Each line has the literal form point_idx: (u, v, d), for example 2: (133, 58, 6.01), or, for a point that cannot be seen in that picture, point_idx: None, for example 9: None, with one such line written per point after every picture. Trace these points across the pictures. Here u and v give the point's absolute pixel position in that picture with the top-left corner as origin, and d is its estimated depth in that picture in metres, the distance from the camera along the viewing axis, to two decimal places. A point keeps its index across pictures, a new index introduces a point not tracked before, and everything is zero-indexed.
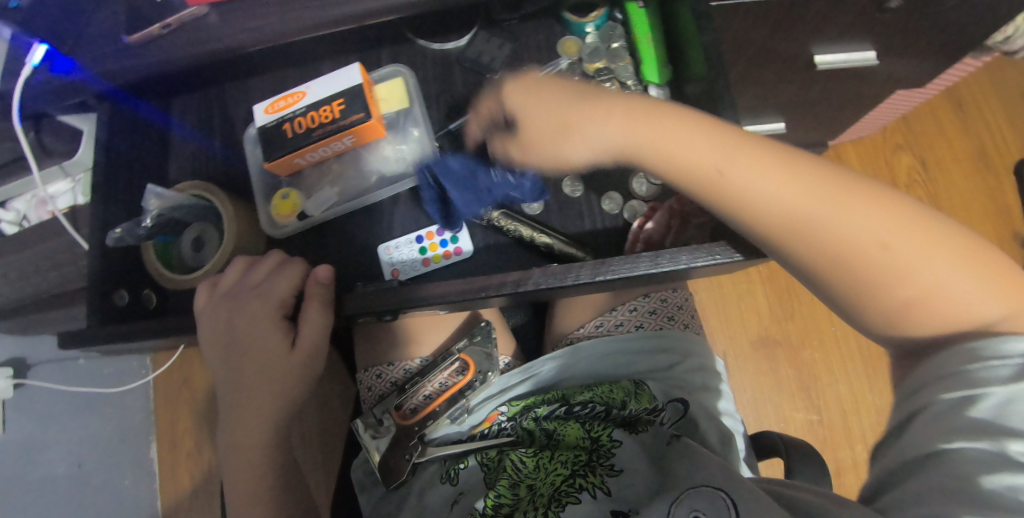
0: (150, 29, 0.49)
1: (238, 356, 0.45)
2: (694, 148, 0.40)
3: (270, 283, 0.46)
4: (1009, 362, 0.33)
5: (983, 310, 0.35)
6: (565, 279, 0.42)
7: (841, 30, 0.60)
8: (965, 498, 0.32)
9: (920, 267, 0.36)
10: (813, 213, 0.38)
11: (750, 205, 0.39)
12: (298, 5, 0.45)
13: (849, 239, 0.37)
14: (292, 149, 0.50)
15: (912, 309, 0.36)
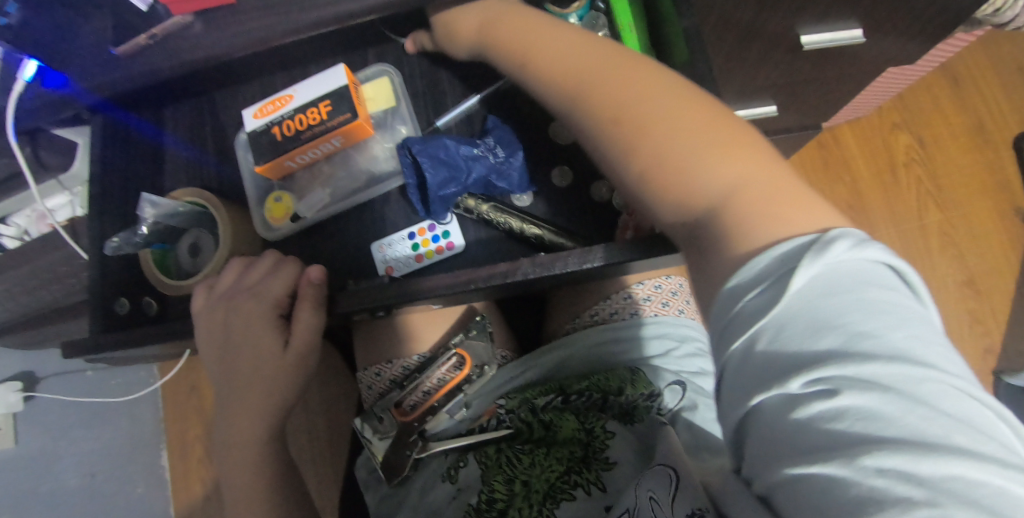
0: (137, 39, 0.50)
1: (233, 357, 0.45)
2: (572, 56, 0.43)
3: (265, 284, 0.46)
4: (759, 285, 0.31)
5: (721, 192, 0.35)
6: (553, 268, 0.42)
7: (827, 10, 0.60)
8: (796, 451, 0.28)
9: (673, 144, 0.37)
10: (608, 92, 0.41)
11: (559, 84, 0.44)
12: (280, 9, 0.46)
13: (625, 111, 0.40)
14: (282, 152, 0.50)
15: (662, 187, 0.38)
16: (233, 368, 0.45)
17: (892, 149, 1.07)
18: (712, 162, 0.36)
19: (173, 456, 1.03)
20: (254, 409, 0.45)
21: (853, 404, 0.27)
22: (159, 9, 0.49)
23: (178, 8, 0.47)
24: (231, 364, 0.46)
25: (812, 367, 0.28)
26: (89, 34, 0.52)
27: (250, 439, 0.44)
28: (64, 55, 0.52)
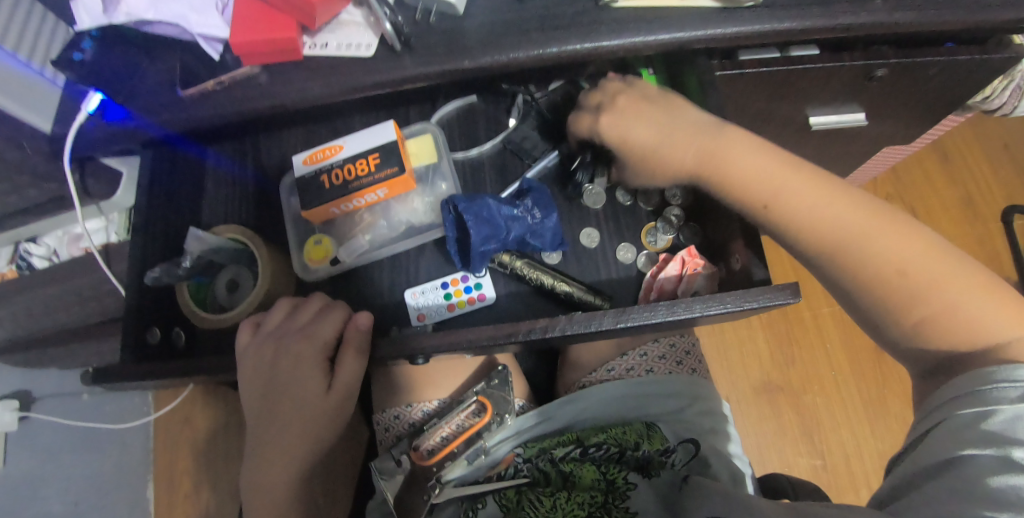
0: (205, 84, 0.52)
1: (276, 395, 0.48)
2: (811, 194, 0.46)
3: (314, 324, 0.49)
4: (1020, 385, 0.38)
5: (1001, 336, 0.41)
6: (589, 326, 0.45)
7: (834, 96, 0.65)
8: (980, 498, 0.35)
9: (950, 293, 0.43)
10: (862, 236, 0.45)
11: (806, 224, 0.46)
12: (346, 69, 0.49)
13: (880, 254, 0.44)
14: (328, 199, 0.53)
15: (931, 326, 0.43)
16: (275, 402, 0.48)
17: None
18: (981, 305, 0.42)
19: (159, 488, 1.00)
20: (292, 443, 0.48)
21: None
22: (229, 59, 0.53)
23: (249, 60, 0.51)
24: (275, 399, 0.48)
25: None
26: (156, 76, 0.54)
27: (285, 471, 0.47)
28: (129, 92, 0.53)
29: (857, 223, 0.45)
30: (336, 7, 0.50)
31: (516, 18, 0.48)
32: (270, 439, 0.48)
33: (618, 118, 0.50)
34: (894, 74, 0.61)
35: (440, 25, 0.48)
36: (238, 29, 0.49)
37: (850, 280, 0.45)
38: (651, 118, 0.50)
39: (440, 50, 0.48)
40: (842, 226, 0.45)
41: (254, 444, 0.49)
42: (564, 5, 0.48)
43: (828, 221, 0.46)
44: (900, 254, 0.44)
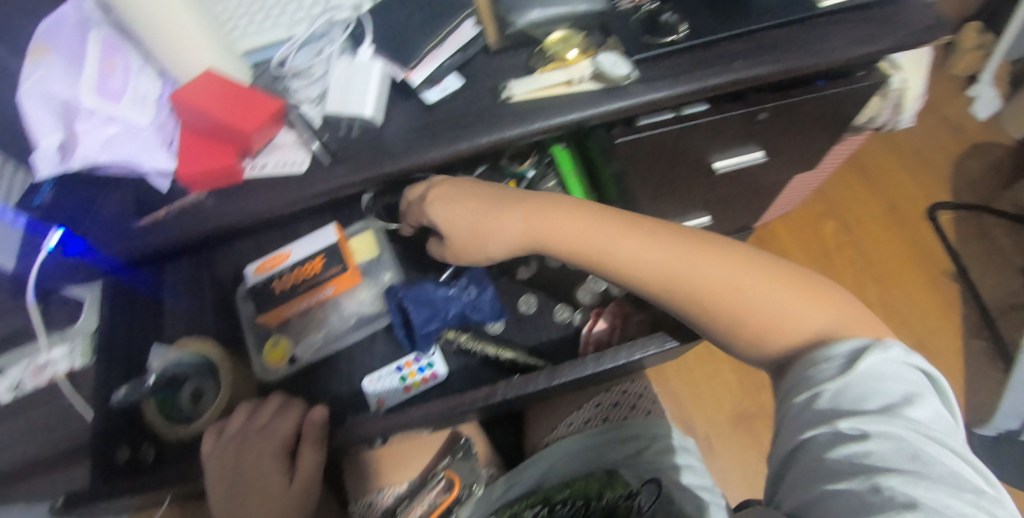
0: (157, 213, 0.57)
1: (240, 494, 0.49)
2: (627, 244, 0.51)
3: (273, 424, 0.52)
4: (833, 362, 0.45)
5: (818, 329, 0.48)
6: (525, 388, 0.49)
7: (728, 142, 0.73)
8: (830, 473, 0.41)
9: (763, 300, 0.49)
10: (679, 268, 0.50)
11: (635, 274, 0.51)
12: (285, 184, 0.55)
13: (713, 285, 0.50)
14: (281, 303, 0.57)
15: (759, 334, 0.49)
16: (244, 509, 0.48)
17: (822, 236, 1.33)
18: (789, 300, 0.49)
19: None
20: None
21: (880, 447, 0.41)
22: (177, 189, 0.58)
23: (197, 188, 0.56)
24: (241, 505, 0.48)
25: (861, 420, 0.42)
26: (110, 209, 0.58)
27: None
28: (84, 227, 0.57)
29: (687, 257, 0.50)
30: (271, 133, 0.56)
31: (428, 122, 0.54)
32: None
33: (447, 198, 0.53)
34: (775, 116, 0.70)
35: (363, 136, 0.54)
36: (184, 163, 0.55)
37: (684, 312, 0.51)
38: (496, 217, 0.53)
39: (367, 157, 0.54)
40: (676, 262, 0.50)
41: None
42: (469, 105, 0.55)
43: (647, 263, 0.51)
44: (716, 278, 0.50)
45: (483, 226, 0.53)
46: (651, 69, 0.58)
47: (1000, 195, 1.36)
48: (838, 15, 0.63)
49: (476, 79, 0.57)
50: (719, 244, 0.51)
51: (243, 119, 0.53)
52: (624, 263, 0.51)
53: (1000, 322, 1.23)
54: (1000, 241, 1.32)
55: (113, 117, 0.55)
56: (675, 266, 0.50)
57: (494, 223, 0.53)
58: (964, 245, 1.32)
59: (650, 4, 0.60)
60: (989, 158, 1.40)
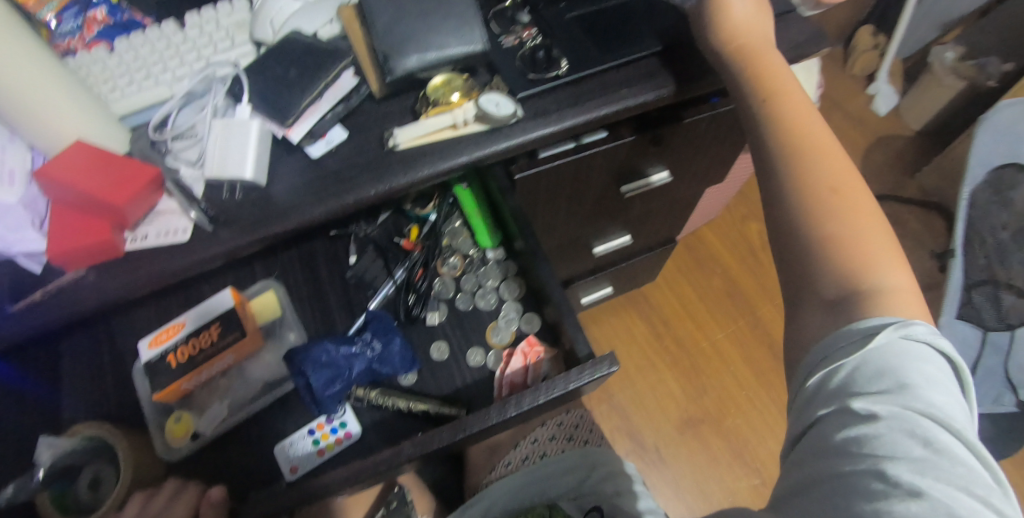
0: (31, 297, 0.53)
1: None
2: (812, 119, 0.49)
3: (169, 513, 0.48)
4: (862, 339, 0.40)
5: (888, 285, 0.42)
6: (431, 444, 0.48)
7: (631, 164, 0.75)
8: (838, 454, 0.38)
9: (868, 228, 0.44)
10: (812, 152, 0.47)
11: (799, 147, 0.47)
12: (166, 255, 0.52)
13: (803, 126, 0.48)
14: (177, 377, 0.54)
15: (841, 256, 0.43)
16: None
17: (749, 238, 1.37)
18: (855, 229, 0.44)
19: None
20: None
21: (887, 429, 0.37)
22: (52, 268, 0.54)
23: (71, 266, 0.52)
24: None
25: (873, 399, 0.38)
26: None
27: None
28: None
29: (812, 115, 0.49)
30: (151, 200, 0.53)
31: (315, 177, 0.53)
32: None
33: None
34: (673, 137, 0.72)
35: (247, 198, 0.53)
36: (55, 241, 0.51)
37: (792, 194, 0.46)
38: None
39: (251, 220, 0.52)
40: (808, 125, 0.48)
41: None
42: (356, 156, 0.54)
43: (816, 137, 0.48)
44: (840, 179, 0.46)
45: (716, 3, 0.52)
46: (538, 104, 0.58)
47: (906, 183, 1.44)
48: None
49: (362, 130, 0.56)
50: (816, 124, 0.48)
51: (116, 190, 0.51)
52: (729, 15, 0.52)
53: None
54: (910, 226, 1.39)
55: None
56: (767, 94, 0.50)
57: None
58: None
59: (532, 41, 0.60)
60: (893, 149, 1.48)
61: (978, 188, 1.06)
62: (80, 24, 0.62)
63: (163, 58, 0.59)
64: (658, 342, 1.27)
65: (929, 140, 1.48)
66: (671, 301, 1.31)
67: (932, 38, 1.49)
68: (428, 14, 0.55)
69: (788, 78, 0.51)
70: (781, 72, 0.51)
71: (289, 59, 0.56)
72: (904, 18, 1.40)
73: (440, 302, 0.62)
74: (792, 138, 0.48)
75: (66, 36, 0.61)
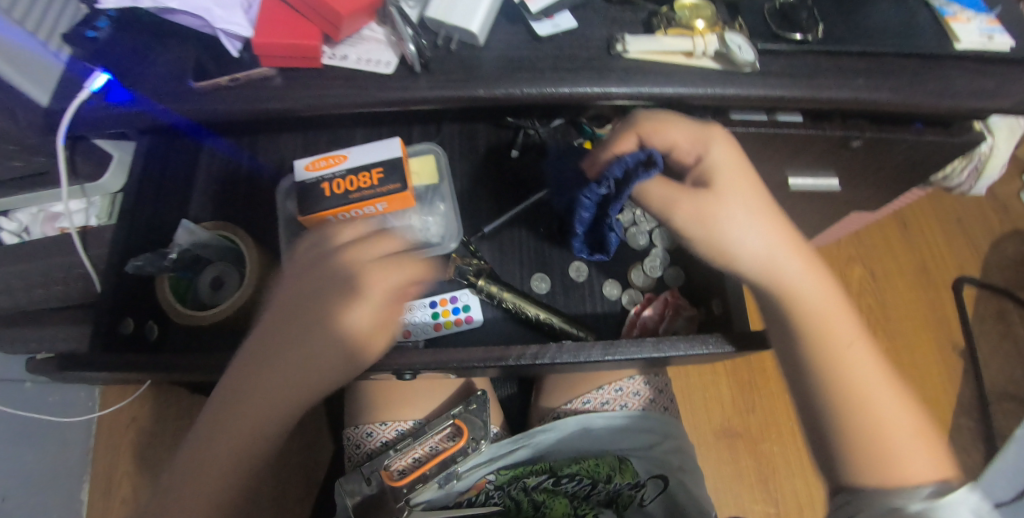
0: (217, 79, 0.52)
1: (308, 289, 0.49)
2: (850, 341, 0.47)
3: (353, 277, 0.50)
4: (922, 489, 0.43)
5: (910, 474, 0.44)
6: (577, 357, 0.47)
7: (811, 157, 0.70)
8: None
9: (895, 435, 0.45)
10: (857, 373, 0.46)
11: (838, 377, 0.46)
12: (362, 83, 0.50)
13: (865, 384, 0.46)
14: (327, 207, 0.53)
15: (862, 461, 0.45)
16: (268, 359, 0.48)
17: (850, 279, 1.33)
18: (875, 420, 0.46)
19: (95, 491, 0.95)
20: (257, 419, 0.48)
21: None
22: (246, 58, 0.53)
23: (267, 62, 0.51)
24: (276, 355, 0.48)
25: None
26: (169, 63, 0.53)
27: (248, 449, 0.48)
28: (140, 78, 0.53)
29: (825, 295, 0.48)
30: (360, 23, 0.51)
31: (530, 55, 0.50)
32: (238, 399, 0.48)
33: (728, 188, 0.46)
34: (869, 146, 0.67)
35: (456, 54, 0.50)
36: (261, 31, 0.50)
37: (829, 423, 0.47)
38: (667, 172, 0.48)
39: (456, 76, 0.49)
40: (850, 347, 0.47)
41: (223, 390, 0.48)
42: (577, 47, 0.51)
43: (851, 355, 0.47)
44: (872, 391, 0.46)
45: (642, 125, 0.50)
46: (768, 63, 0.56)
47: None
48: (968, 60, 0.59)
49: (588, 24, 0.53)
50: (843, 326, 0.48)
51: None
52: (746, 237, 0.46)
53: (994, 408, 1.24)
54: (1018, 327, 1.32)
55: None
56: (834, 348, 0.47)
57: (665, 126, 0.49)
58: (981, 323, 1.32)
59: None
60: None
61: None
62: None
63: None
64: None
65: None
66: None
67: None
68: None
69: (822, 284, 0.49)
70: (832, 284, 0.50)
71: None
72: None
73: None
74: (821, 357, 0.47)
75: None
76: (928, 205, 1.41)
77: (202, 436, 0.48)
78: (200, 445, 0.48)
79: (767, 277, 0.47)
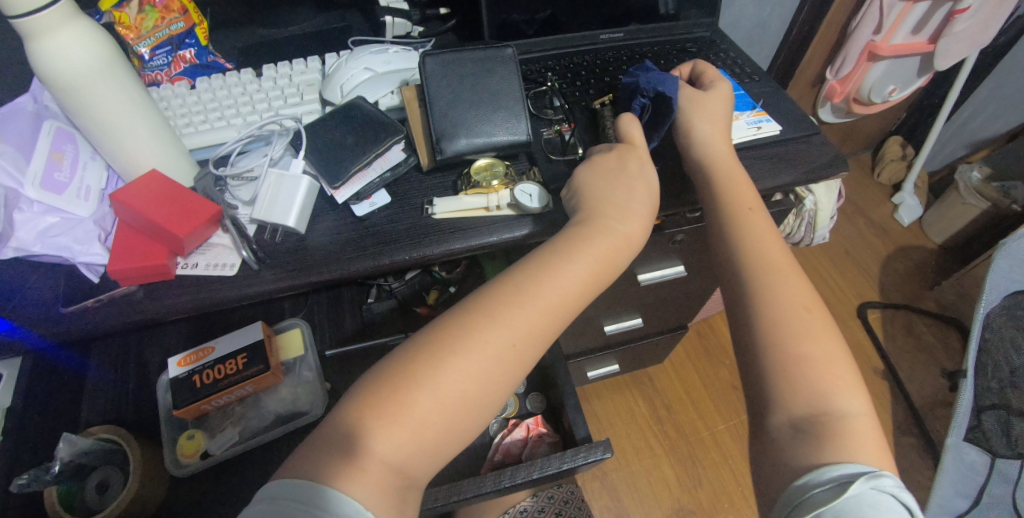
0: (85, 302, 0.58)
1: (492, 327, 0.48)
2: (762, 265, 0.55)
3: (554, 291, 0.50)
4: (827, 486, 0.45)
5: (838, 405, 0.49)
6: (425, 503, 0.53)
7: (648, 259, 0.77)
8: None
9: (822, 368, 0.50)
10: (766, 295, 0.54)
11: (770, 312, 0.53)
12: (210, 288, 0.57)
13: (780, 311, 0.53)
14: (200, 397, 0.60)
15: (798, 390, 0.50)
16: (506, 355, 0.48)
17: None
18: (804, 350, 0.51)
19: None
20: (479, 379, 0.47)
21: None
22: (108, 280, 0.59)
23: (126, 281, 0.57)
24: (464, 338, 0.47)
25: None
26: (42, 294, 0.59)
27: (477, 382, 0.47)
28: (13, 310, 0.58)
29: (774, 258, 0.56)
30: (206, 233, 0.58)
31: (355, 233, 0.58)
32: (483, 350, 0.47)
33: (700, 112, 0.63)
34: (694, 240, 0.76)
35: (287, 242, 0.58)
36: (115, 258, 0.56)
37: (762, 362, 0.52)
38: (706, 119, 0.63)
39: (295, 263, 0.57)
40: (763, 270, 0.55)
41: (458, 333, 0.47)
42: (394, 219, 0.59)
43: (760, 270, 0.55)
44: (792, 314, 0.52)
45: (697, 104, 0.64)
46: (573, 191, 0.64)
47: (924, 294, 1.48)
48: (748, 150, 0.71)
49: (405, 195, 0.61)
50: (768, 257, 0.56)
51: (178, 222, 0.56)
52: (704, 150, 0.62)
53: (927, 420, 1.30)
54: (925, 337, 1.42)
55: (54, 208, 0.59)
56: (757, 278, 0.55)
57: (700, 100, 0.64)
58: (892, 343, 1.41)
59: (569, 134, 0.66)
60: (912, 261, 1.53)
61: (995, 311, 1.10)
62: (169, 61, 0.73)
63: (237, 104, 0.68)
64: (656, 424, 1.28)
65: (949, 258, 1.53)
66: (676, 392, 1.32)
67: (958, 159, 1.57)
68: (477, 104, 0.60)
69: (748, 226, 0.58)
70: (757, 214, 0.59)
71: (349, 124, 0.61)
72: (934, 138, 1.47)
73: None
74: (749, 279, 0.55)
75: (156, 69, 0.73)
76: (812, 249, 1.55)
77: (356, 397, 0.45)
78: (436, 364, 0.46)
79: (719, 200, 0.59)
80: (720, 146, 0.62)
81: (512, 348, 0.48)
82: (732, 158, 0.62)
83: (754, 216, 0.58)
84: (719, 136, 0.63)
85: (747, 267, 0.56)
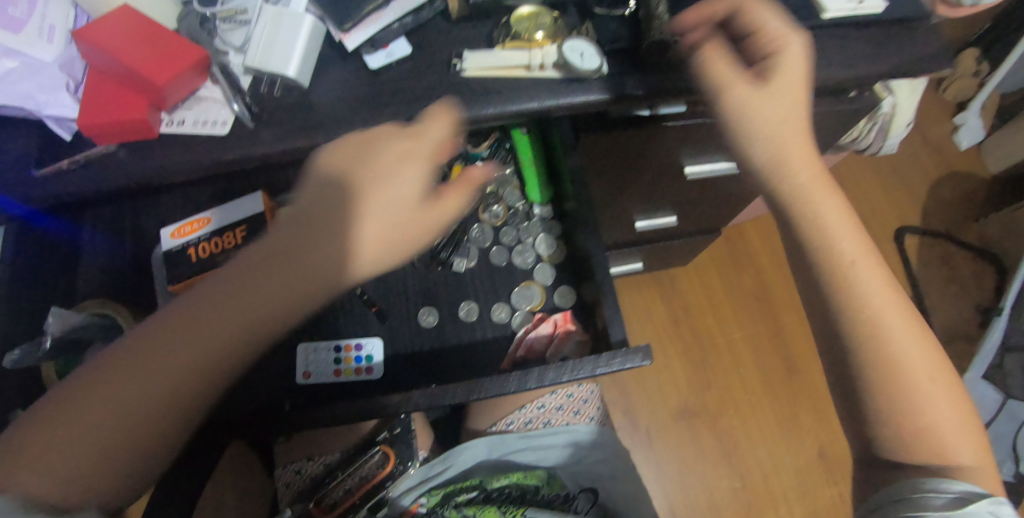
0: (60, 162, 0.50)
1: (264, 270, 0.41)
2: (874, 301, 0.46)
3: (395, 222, 0.43)
4: (945, 495, 0.42)
5: (962, 459, 0.45)
6: (443, 400, 0.49)
7: (696, 150, 0.68)
8: None
9: (942, 424, 0.45)
10: (888, 351, 0.45)
11: (894, 370, 0.45)
12: (200, 147, 0.49)
13: (896, 364, 0.45)
14: (197, 271, 0.54)
15: (917, 452, 0.45)
16: (285, 302, 0.41)
17: None
18: (927, 414, 0.45)
19: None
20: (223, 332, 0.40)
21: None
22: (81, 139, 0.51)
23: (102, 140, 0.49)
24: (268, 277, 0.41)
25: None
26: (14, 152, 0.51)
27: (213, 348, 0.40)
28: None
29: (880, 299, 0.46)
30: (193, 83, 0.50)
31: (369, 90, 0.49)
32: (253, 301, 0.40)
33: (757, 97, 0.47)
34: None
35: (288, 98, 0.49)
36: (86, 110, 0.48)
37: (884, 428, 0.46)
38: (759, 90, 0.47)
39: (296, 125, 0.48)
40: (878, 319, 0.45)
41: (249, 269, 0.41)
42: (413, 77, 0.50)
43: (876, 313, 0.46)
44: (919, 371, 0.45)
45: (744, 89, 0.47)
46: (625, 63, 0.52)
47: (967, 225, 1.37)
48: (839, 28, 0.59)
49: (429, 48, 0.51)
50: (874, 289, 0.46)
51: (158, 69, 0.47)
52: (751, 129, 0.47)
53: (945, 349, 1.26)
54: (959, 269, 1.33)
55: (12, 50, 0.49)
56: (873, 334, 0.45)
57: (763, 83, 0.47)
58: (924, 270, 1.33)
59: None
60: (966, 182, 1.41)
61: None
62: None
63: None
64: (675, 327, 1.24)
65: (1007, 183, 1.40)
66: (699, 297, 1.26)
67: None
68: None
69: (849, 248, 0.47)
70: (845, 231, 0.47)
71: None
72: None
73: (472, 249, 0.65)
74: (858, 325, 0.46)
75: None
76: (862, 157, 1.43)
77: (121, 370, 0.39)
78: (197, 321, 0.39)
79: (794, 212, 0.48)
80: (775, 128, 0.47)
81: (371, 246, 0.42)
82: (819, 171, 0.48)
83: (845, 237, 0.47)
84: (786, 105, 0.47)
85: (857, 314, 0.46)
